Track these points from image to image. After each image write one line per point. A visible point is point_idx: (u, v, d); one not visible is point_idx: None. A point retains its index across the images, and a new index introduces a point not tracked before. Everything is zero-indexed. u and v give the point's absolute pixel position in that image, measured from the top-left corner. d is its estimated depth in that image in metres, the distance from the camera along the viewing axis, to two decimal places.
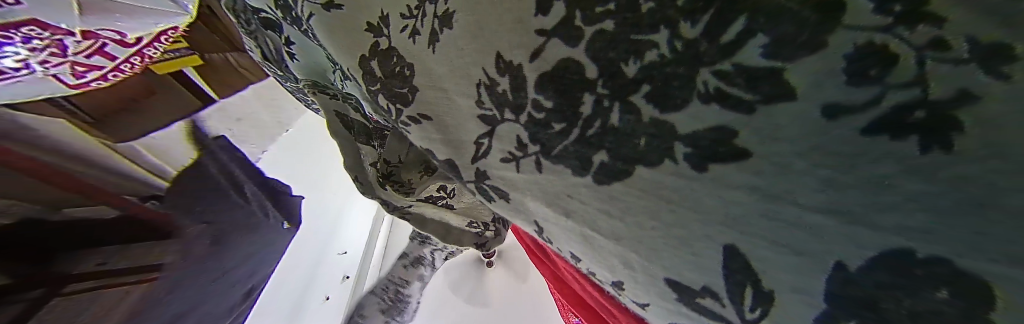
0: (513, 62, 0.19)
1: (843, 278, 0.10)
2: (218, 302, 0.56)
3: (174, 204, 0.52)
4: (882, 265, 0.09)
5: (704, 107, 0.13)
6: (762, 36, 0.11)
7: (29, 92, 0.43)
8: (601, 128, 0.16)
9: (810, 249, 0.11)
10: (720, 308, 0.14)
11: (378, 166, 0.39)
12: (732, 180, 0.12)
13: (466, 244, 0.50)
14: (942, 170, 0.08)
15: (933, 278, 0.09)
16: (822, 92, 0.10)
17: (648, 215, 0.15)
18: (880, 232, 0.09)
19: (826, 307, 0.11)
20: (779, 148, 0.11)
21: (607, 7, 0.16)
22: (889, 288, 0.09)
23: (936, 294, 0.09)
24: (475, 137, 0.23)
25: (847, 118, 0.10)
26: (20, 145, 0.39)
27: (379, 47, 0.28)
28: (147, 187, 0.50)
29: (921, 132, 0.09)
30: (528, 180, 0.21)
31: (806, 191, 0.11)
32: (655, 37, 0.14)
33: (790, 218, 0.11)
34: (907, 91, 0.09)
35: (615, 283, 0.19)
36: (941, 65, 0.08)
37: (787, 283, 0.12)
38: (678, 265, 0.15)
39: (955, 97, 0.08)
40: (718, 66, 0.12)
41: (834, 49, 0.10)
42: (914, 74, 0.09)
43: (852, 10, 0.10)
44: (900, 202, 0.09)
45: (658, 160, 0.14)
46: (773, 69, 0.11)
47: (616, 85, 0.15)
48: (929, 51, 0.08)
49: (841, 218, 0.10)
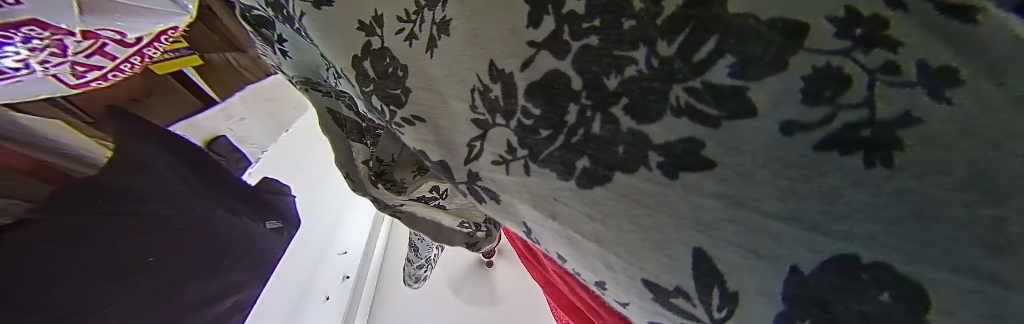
0: (505, 70, 0.20)
1: (799, 281, 0.11)
2: (199, 295, 0.49)
3: (153, 192, 0.47)
4: (834, 267, 0.10)
5: (676, 120, 0.14)
6: (729, 57, 0.12)
7: (28, 93, 0.42)
8: (584, 136, 0.17)
9: (770, 253, 0.12)
10: (692, 308, 0.15)
11: (370, 164, 0.40)
12: (701, 187, 0.13)
13: (457, 245, 0.48)
14: (884, 184, 0.09)
15: (875, 282, 0.10)
16: (782, 111, 0.11)
17: (626, 218, 0.16)
18: (829, 238, 0.10)
19: (784, 307, 0.12)
20: (743, 160, 0.12)
21: (593, 23, 0.17)
22: (841, 289, 0.10)
23: (880, 297, 0.10)
24: (467, 140, 0.24)
25: (803, 134, 0.11)
26: (18, 145, 0.39)
27: (371, 47, 0.29)
28: (137, 170, 0.47)
29: (867, 148, 0.10)
30: (518, 183, 0.21)
31: (765, 199, 0.12)
32: (635, 53, 0.15)
33: (753, 224, 0.12)
34: (856, 111, 0.10)
35: (598, 283, 0.20)
36: (890, 87, 0.10)
37: (751, 285, 0.12)
38: (653, 266, 0.16)
39: (901, 117, 0.09)
40: (689, 83, 0.13)
41: (795, 70, 0.11)
42: (865, 95, 0.10)
43: (818, 33, 0.11)
44: (845, 212, 0.10)
45: (635, 168, 0.15)
46: (738, 87, 0.12)
47: (599, 97, 0.16)
48: (879, 73, 0.10)
49: (797, 225, 0.11)
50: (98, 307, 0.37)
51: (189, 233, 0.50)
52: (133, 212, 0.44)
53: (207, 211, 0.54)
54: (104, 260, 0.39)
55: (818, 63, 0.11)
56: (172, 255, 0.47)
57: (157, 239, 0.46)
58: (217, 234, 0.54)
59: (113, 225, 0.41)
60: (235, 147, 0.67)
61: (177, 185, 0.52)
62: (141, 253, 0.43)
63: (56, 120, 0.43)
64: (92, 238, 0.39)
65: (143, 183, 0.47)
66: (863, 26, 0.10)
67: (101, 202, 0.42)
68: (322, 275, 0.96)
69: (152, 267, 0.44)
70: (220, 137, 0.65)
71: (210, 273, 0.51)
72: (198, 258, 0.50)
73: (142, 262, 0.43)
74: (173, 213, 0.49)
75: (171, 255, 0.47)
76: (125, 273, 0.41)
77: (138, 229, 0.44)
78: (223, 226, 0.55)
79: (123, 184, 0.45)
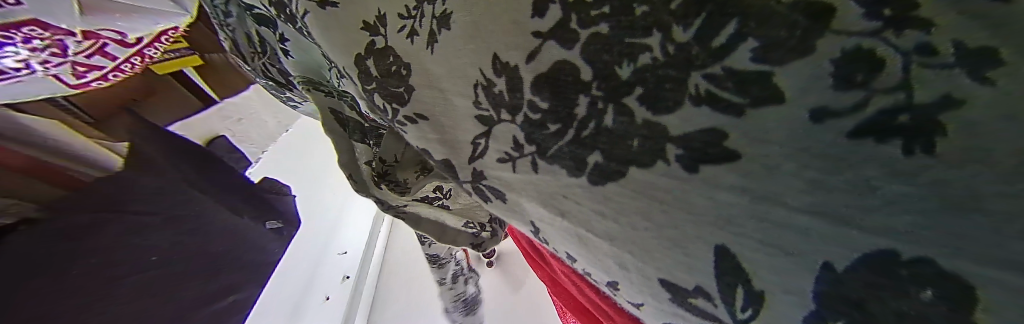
0: (509, 63, 0.19)
1: (833, 279, 0.10)
2: (197, 293, 0.49)
3: (143, 192, 0.46)
4: (869, 263, 0.10)
5: (695, 109, 0.13)
6: (751, 40, 0.12)
7: (31, 92, 0.41)
8: (595, 129, 0.17)
9: (799, 250, 0.11)
10: (713, 308, 0.14)
11: (373, 165, 0.39)
12: (722, 182, 0.13)
13: (461, 245, 0.47)
14: (921, 174, 0.09)
15: (914, 279, 0.09)
16: (810, 96, 0.11)
17: (641, 216, 0.15)
18: (865, 233, 0.10)
19: (815, 307, 0.11)
20: (769, 150, 0.11)
21: (602, 11, 0.16)
22: (874, 288, 0.10)
23: (919, 294, 0.09)
24: (472, 138, 0.24)
25: (834, 121, 0.10)
26: (23, 146, 0.40)
27: (374, 46, 0.28)
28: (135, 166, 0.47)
29: (905, 137, 0.09)
30: (524, 181, 0.21)
31: (792, 192, 0.11)
32: (648, 41, 0.14)
33: (778, 219, 0.11)
34: (890, 94, 0.09)
35: (610, 283, 0.19)
36: (927, 69, 0.09)
37: (778, 284, 0.12)
38: (670, 265, 0.15)
39: (939, 101, 0.08)
40: (708, 69, 0.13)
41: (822, 54, 0.10)
42: (899, 78, 0.09)
43: (844, 13, 0.10)
44: (880, 205, 0.09)
45: (650, 162, 0.15)
46: (764, 72, 0.12)
47: (609, 88, 0.16)
48: (914, 54, 0.09)
49: (828, 219, 0.10)
50: (83, 304, 0.38)
51: (189, 232, 0.49)
52: (125, 209, 0.44)
53: (205, 207, 0.53)
54: (99, 257, 0.40)
55: (848, 45, 0.10)
56: (171, 254, 0.46)
57: (158, 236, 0.46)
58: (219, 234, 0.53)
59: (112, 224, 0.42)
60: (235, 147, 0.67)
61: (178, 184, 0.50)
62: (139, 250, 0.43)
63: (55, 120, 0.43)
64: (83, 237, 0.39)
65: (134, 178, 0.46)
66: (891, 5, 0.10)
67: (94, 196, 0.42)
68: (322, 275, 0.95)
69: (149, 264, 0.44)
70: (219, 137, 0.64)
71: (210, 272, 0.51)
72: (199, 256, 0.50)
73: (140, 260, 0.43)
74: (171, 209, 0.48)
75: (170, 254, 0.46)
76: (119, 270, 0.41)
77: (136, 229, 0.44)
78: (223, 227, 0.55)
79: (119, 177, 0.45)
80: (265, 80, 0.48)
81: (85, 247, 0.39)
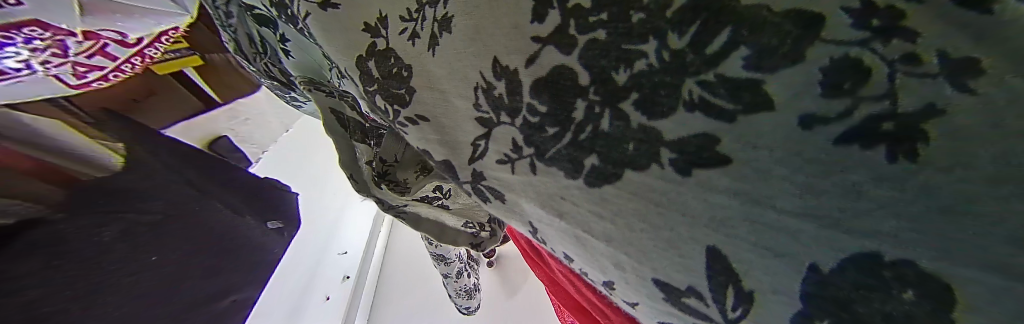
0: (509, 67, 0.20)
1: (819, 279, 0.11)
2: (208, 292, 0.48)
3: (163, 188, 0.45)
4: (854, 264, 0.10)
5: (689, 115, 0.14)
6: (744, 48, 0.12)
7: (26, 93, 0.40)
8: (592, 133, 0.17)
9: (787, 251, 0.11)
10: (705, 307, 0.15)
11: (373, 165, 0.40)
12: (714, 184, 0.13)
13: (461, 245, 0.48)
14: (908, 179, 0.09)
15: (899, 279, 0.09)
16: (799, 103, 0.11)
17: (637, 217, 0.16)
18: (851, 236, 0.10)
19: (802, 305, 0.11)
20: (759, 155, 0.12)
21: (600, 17, 0.17)
22: (862, 288, 0.10)
23: (902, 295, 0.09)
24: (472, 139, 0.24)
25: (821, 128, 0.11)
26: (21, 146, 0.36)
27: (376, 48, 0.29)
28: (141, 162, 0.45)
29: (888, 142, 0.09)
30: (524, 182, 0.21)
31: (783, 196, 0.11)
32: (644, 47, 0.15)
33: (768, 222, 0.12)
34: (878, 102, 0.10)
35: (606, 283, 0.20)
36: (910, 78, 0.09)
37: (766, 284, 0.12)
38: (665, 265, 0.15)
39: (925, 108, 0.09)
40: (703, 76, 0.13)
41: (813, 61, 0.11)
42: (886, 86, 0.10)
43: (833, 23, 0.11)
44: (867, 209, 0.10)
45: (646, 165, 0.15)
46: (756, 80, 0.12)
47: (607, 92, 0.16)
48: (900, 63, 0.10)
49: (816, 222, 0.11)
50: (106, 297, 0.36)
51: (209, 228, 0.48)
52: (143, 203, 0.42)
53: (220, 204, 0.51)
54: (120, 251, 0.38)
55: (837, 54, 0.10)
56: (187, 250, 0.45)
57: (178, 231, 0.44)
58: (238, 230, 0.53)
59: (132, 217, 0.40)
60: (235, 147, 0.68)
61: (180, 185, 0.47)
62: (158, 245, 0.42)
63: (56, 120, 0.41)
64: (106, 228, 0.37)
65: (146, 173, 0.44)
66: (877, 16, 0.10)
67: (108, 190, 0.39)
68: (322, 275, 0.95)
69: (168, 260, 0.43)
70: (222, 137, 0.65)
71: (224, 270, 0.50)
72: (217, 253, 0.49)
73: (160, 255, 0.42)
74: (191, 204, 0.47)
75: (187, 250, 0.45)
76: (138, 265, 0.40)
77: (153, 224, 0.42)
78: (238, 225, 0.53)
79: (135, 172, 0.43)
80: (269, 80, 0.49)
81: (106, 241, 0.37)
